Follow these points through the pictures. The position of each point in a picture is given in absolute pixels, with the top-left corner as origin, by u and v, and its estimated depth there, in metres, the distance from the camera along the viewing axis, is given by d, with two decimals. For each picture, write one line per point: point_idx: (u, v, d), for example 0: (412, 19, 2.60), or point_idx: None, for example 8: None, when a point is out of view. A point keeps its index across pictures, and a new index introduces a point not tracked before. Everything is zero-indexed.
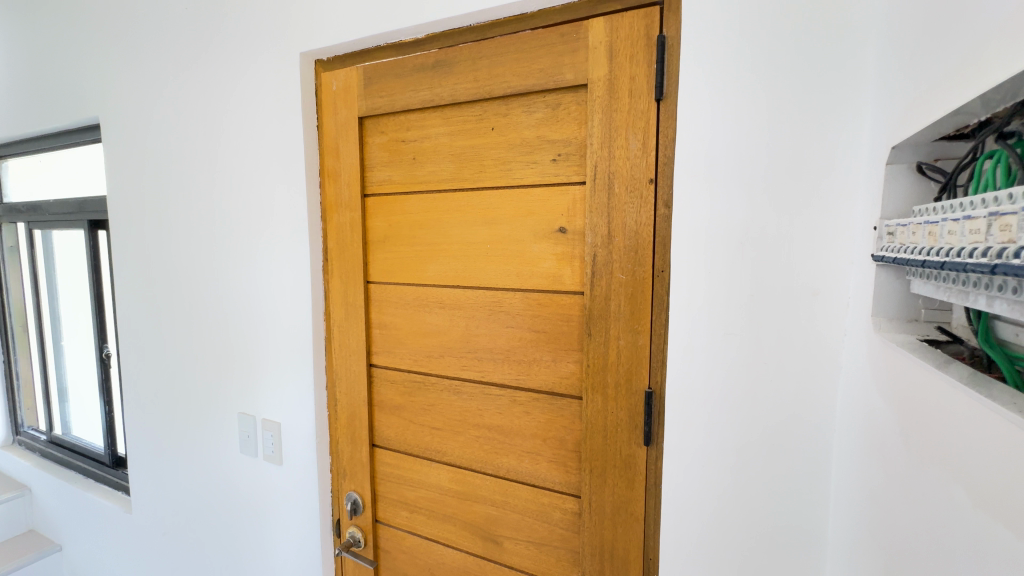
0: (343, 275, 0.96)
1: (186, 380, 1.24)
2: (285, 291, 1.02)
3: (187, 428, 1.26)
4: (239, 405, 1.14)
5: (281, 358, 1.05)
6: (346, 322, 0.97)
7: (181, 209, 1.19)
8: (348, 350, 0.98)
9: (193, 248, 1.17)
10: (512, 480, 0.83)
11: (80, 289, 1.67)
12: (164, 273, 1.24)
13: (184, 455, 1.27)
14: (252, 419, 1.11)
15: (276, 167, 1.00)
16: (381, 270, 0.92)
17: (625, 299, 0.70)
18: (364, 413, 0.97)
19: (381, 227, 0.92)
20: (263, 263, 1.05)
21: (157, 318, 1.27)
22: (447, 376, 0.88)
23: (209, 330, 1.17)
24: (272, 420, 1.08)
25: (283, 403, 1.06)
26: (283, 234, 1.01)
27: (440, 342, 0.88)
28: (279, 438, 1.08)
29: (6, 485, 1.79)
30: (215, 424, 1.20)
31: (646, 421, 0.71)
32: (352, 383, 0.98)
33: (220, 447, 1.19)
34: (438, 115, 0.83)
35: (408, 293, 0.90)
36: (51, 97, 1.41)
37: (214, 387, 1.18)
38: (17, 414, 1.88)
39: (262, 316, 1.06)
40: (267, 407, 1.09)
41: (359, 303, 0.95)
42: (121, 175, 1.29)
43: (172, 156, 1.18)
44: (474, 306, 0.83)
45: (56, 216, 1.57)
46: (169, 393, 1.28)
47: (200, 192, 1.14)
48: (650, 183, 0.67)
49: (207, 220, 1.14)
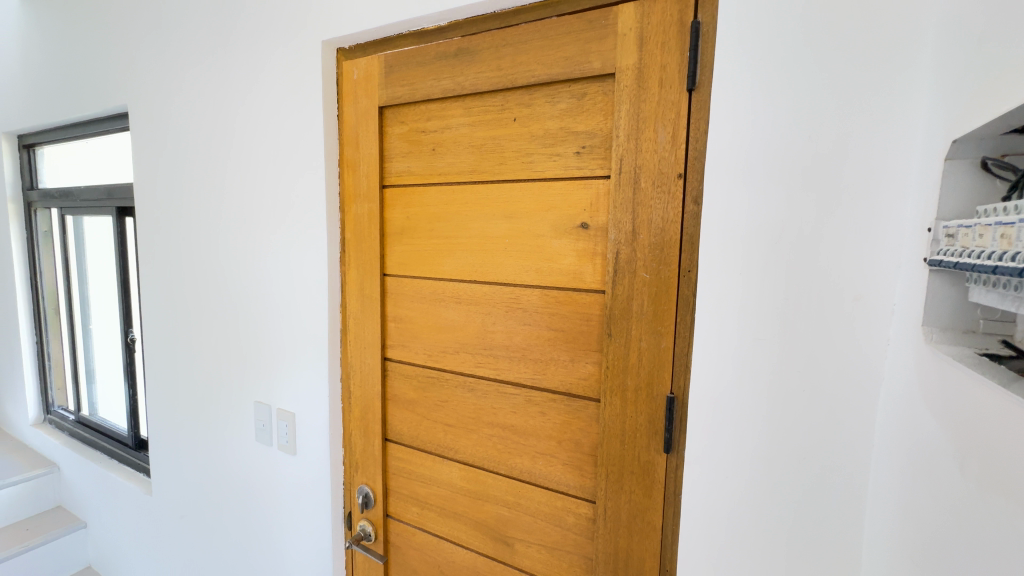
0: (361, 269, 0.95)
1: (203, 368, 1.25)
2: (302, 282, 1.02)
3: (205, 417, 1.27)
4: (255, 393, 1.14)
5: (298, 348, 1.05)
6: (361, 314, 0.96)
7: (203, 197, 1.20)
8: (363, 341, 0.97)
9: (214, 236, 1.18)
10: (526, 481, 0.81)
11: (107, 273, 1.71)
12: (185, 261, 1.25)
13: (201, 440, 1.29)
14: (267, 407, 1.12)
15: (295, 159, 0.99)
16: (397, 265, 0.91)
17: (649, 299, 0.67)
18: (378, 407, 0.96)
19: (398, 220, 0.90)
20: (281, 254, 1.05)
21: (178, 305, 1.29)
22: (461, 372, 0.86)
23: (227, 318, 1.18)
24: (287, 410, 1.08)
25: (298, 394, 1.06)
26: (301, 225, 1.00)
27: (454, 339, 0.86)
28: (293, 429, 1.08)
29: (36, 461, 1.84)
30: (231, 411, 1.21)
31: (667, 428, 0.67)
32: (366, 375, 0.97)
33: (235, 434, 1.21)
34: (458, 105, 0.81)
35: (424, 287, 0.89)
36: (83, 85, 1.44)
37: (231, 375, 1.19)
38: (47, 393, 1.94)
39: (280, 307, 1.06)
40: (283, 397, 1.09)
41: (375, 296, 0.94)
42: (146, 163, 1.31)
43: (196, 146, 1.19)
44: (490, 302, 0.82)
45: (86, 202, 1.61)
46: (187, 380, 1.30)
47: (221, 181, 1.15)
48: (679, 178, 0.64)
49: (229, 207, 1.14)
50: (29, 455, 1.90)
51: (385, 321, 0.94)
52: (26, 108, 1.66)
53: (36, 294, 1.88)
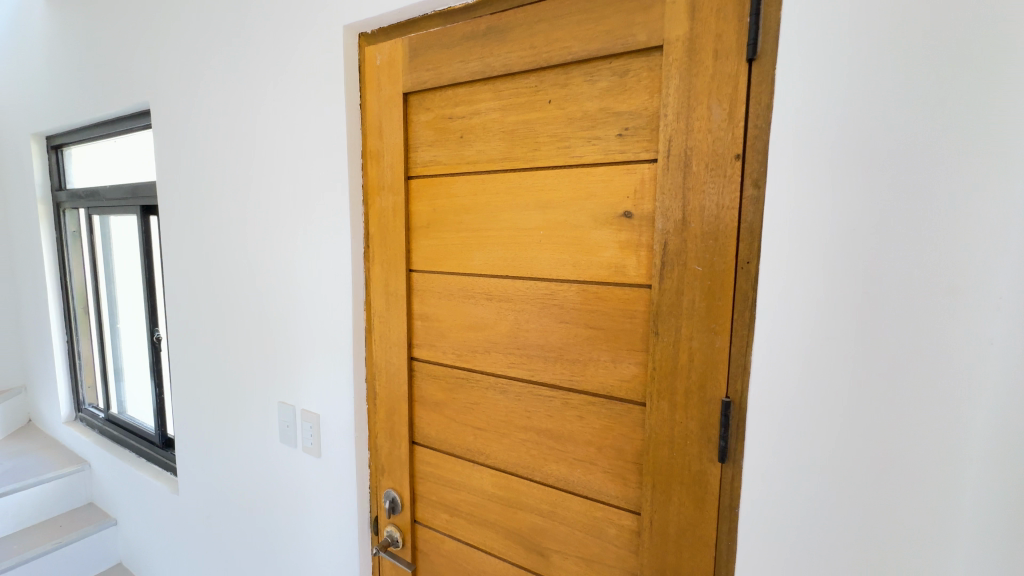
0: (386, 265, 0.91)
1: (227, 368, 1.24)
2: (325, 279, 0.98)
3: (230, 417, 1.25)
4: (279, 394, 1.12)
5: (322, 347, 1.01)
6: (386, 313, 0.92)
7: (225, 194, 1.17)
8: (389, 340, 0.93)
9: (236, 233, 1.16)
10: (563, 490, 0.76)
11: (133, 272, 1.72)
12: (208, 259, 1.24)
13: (226, 441, 1.27)
14: (292, 408, 1.09)
15: (318, 151, 0.96)
16: (424, 261, 0.87)
17: (701, 294, 0.61)
18: (404, 408, 0.92)
19: (424, 212, 0.86)
20: (304, 249, 1.02)
21: (202, 303, 1.27)
22: (492, 373, 0.81)
23: (250, 317, 1.15)
24: (311, 411, 1.05)
25: (322, 395, 1.03)
26: (324, 220, 0.97)
27: (484, 338, 0.81)
28: (317, 430, 1.05)
29: (68, 459, 1.87)
30: (255, 411, 1.19)
31: (723, 435, 0.61)
32: (392, 375, 0.93)
33: (259, 434, 1.18)
34: (488, 88, 0.76)
35: (452, 283, 0.84)
36: (107, 84, 1.44)
37: (254, 374, 1.17)
38: (78, 392, 1.96)
39: (304, 305, 1.03)
40: (307, 397, 1.06)
41: (400, 292, 0.90)
42: (169, 160, 1.29)
43: (217, 141, 1.17)
44: (523, 299, 0.76)
45: (112, 201, 1.61)
46: (211, 379, 1.28)
47: (243, 176, 1.12)
48: (736, 159, 0.58)
49: (251, 204, 1.11)
50: (62, 452, 1.93)
51: (411, 319, 0.90)
52: (54, 109, 1.67)
53: (67, 294, 1.90)
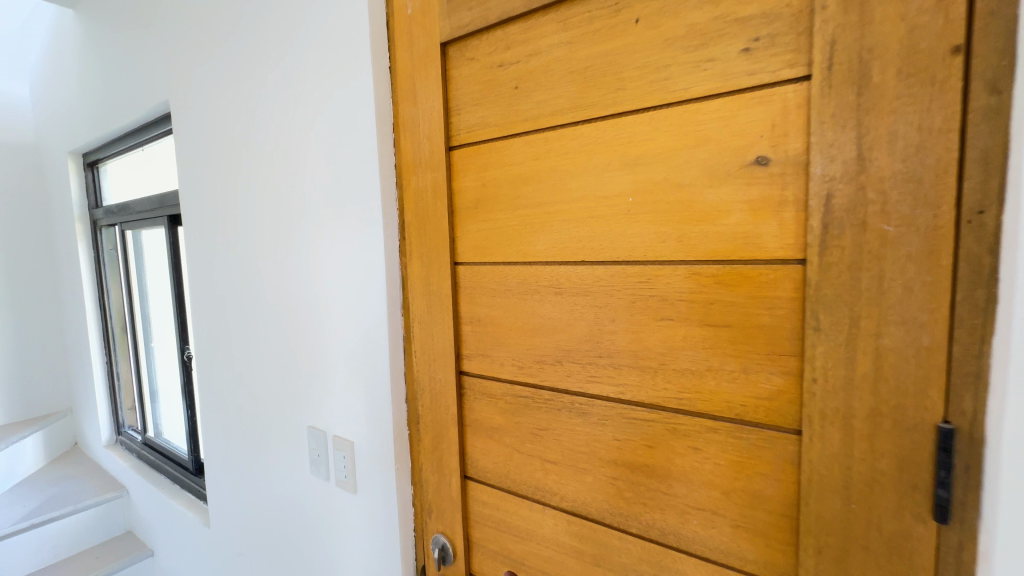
0: (426, 260, 0.75)
1: (253, 387, 1.11)
2: (356, 281, 0.83)
3: (258, 444, 1.12)
4: (309, 417, 0.97)
5: (355, 362, 0.85)
6: (427, 318, 0.76)
7: (246, 192, 1.05)
8: (432, 350, 0.76)
9: (259, 235, 1.03)
10: (671, 548, 0.56)
11: (165, 289, 1.64)
12: (232, 266, 1.12)
13: (255, 470, 1.14)
14: (323, 434, 0.94)
15: (343, 130, 0.81)
16: (470, 251, 0.70)
17: (895, 266, 0.40)
18: (454, 435, 0.75)
19: (471, 189, 0.69)
20: (331, 247, 0.87)
21: (227, 317, 1.15)
22: (565, 390, 0.63)
23: (276, 329, 1.02)
24: (344, 438, 0.89)
25: (356, 419, 0.87)
26: (352, 211, 0.82)
27: (552, 344, 0.63)
28: (352, 461, 0.88)
29: (107, 484, 1.81)
30: (283, 437, 1.04)
31: (941, 481, 0.40)
32: (437, 394, 0.76)
33: (288, 464, 1.04)
34: (549, 19, 0.58)
35: (509, 276, 0.66)
36: (133, 89, 1.37)
37: (281, 394, 1.03)
38: (118, 414, 1.91)
39: (332, 312, 0.88)
40: (339, 421, 0.90)
41: (444, 292, 0.73)
42: (192, 163, 1.19)
43: (237, 135, 1.06)
44: (604, 292, 0.58)
45: (142, 213, 1.54)
46: (238, 401, 1.16)
47: (265, 170, 1.00)
48: (953, 53, 0.37)
49: (273, 201, 0.99)
50: (103, 477, 1.87)
51: (458, 323, 0.73)
52: (87, 124, 1.64)
53: (105, 313, 1.86)
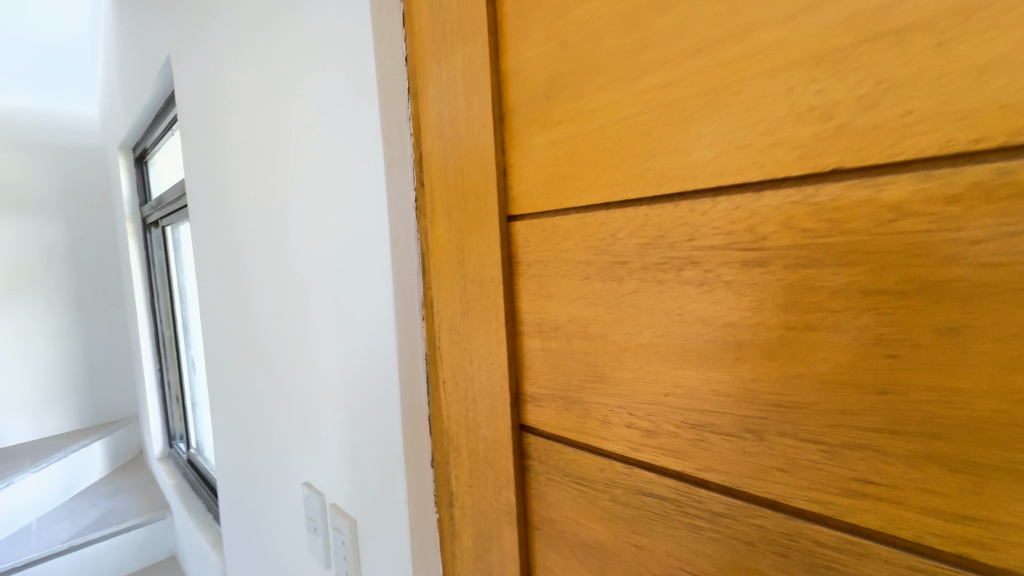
0: (458, 219, 0.41)
1: (253, 417, 0.84)
2: (351, 266, 0.52)
3: (259, 492, 0.85)
4: (307, 470, 0.68)
5: (356, 397, 0.54)
6: (461, 327, 0.42)
7: (238, 157, 0.79)
8: (471, 385, 0.42)
9: (251, 213, 0.77)
10: None
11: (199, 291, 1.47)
12: (229, 258, 0.87)
13: (257, 524, 0.88)
14: (321, 497, 0.64)
15: (328, 21, 0.50)
16: (539, 194, 0.35)
17: None
18: (509, 542, 0.40)
19: (538, 61, 0.34)
20: (323, 218, 0.57)
21: (230, 323, 0.90)
22: (770, 502, 0.26)
23: (271, 340, 0.74)
24: (346, 513, 0.59)
25: (359, 484, 0.56)
26: (345, 153, 0.51)
27: (735, 386, 0.26)
28: (355, 550, 0.57)
29: (155, 501, 1.70)
30: (281, 489, 0.76)
31: None
32: (479, 461, 0.42)
33: (287, 528, 0.75)
34: None
35: (623, 232, 0.31)
36: (150, 60, 1.20)
37: (280, 431, 0.75)
38: (169, 425, 1.80)
39: (326, 318, 0.58)
40: (339, 484, 0.60)
41: (490, 276, 0.39)
42: (195, 132, 0.97)
43: (225, 83, 0.80)
44: (915, 251, 0.20)
45: (175, 203, 1.38)
46: (240, 432, 0.91)
47: (253, 122, 0.73)
48: None
49: (262, 163, 0.71)
50: (154, 492, 1.77)
51: (517, 335, 0.38)
52: (127, 114, 1.53)
53: (156, 318, 1.76)
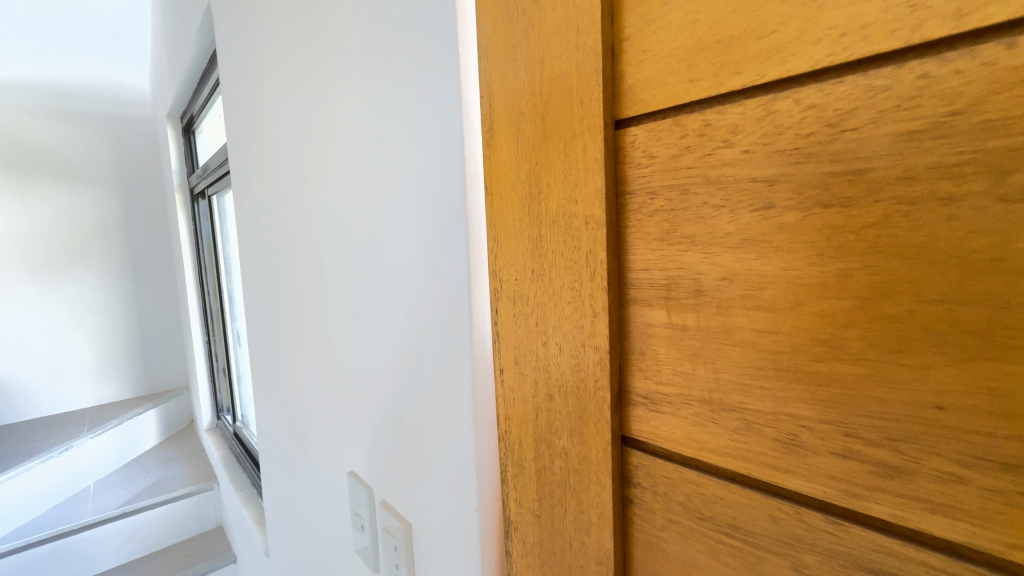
0: (534, 133, 0.28)
1: (295, 396, 0.78)
2: (412, 222, 0.42)
3: (301, 478, 0.79)
4: (353, 458, 0.60)
5: (417, 378, 0.45)
6: (534, 295, 0.29)
7: (278, 109, 0.71)
8: (546, 378, 0.29)
9: (292, 172, 0.69)
10: None
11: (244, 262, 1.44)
12: (269, 224, 0.80)
13: (299, 510, 0.81)
14: (368, 490, 0.56)
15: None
16: (672, 75, 0.23)
17: None
18: None
19: None
20: (377, 165, 0.48)
21: (270, 292, 0.83)
22: None
23: (314, 310, 0.66)
24: (397, 514, 0.50)
25: (414, 481, 0.47)
26: (405, 80, 0.41)
27: None
28: (408, 559, 0.48)
29: (202, 471, 1.73)
30: (324, 476, 0.69)
31: None
32: (550, 481, 0.30)
33: (330, 520, 0.68)
34: None
35: (856, 117, 0.17)
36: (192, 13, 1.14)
37: (321, 411, 0.68)
38: (216, 397, 1.81)
39: (378, 284, 0.49)
40: (392, 478, 0.51)
41: (587, 216, 0.26)
42: (233, 80, 0.88)
43: (263, 22, 0.71)
44: None
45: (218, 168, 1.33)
46: (282, 411, 0.85)
47: (293, 63, 0.63)
48: None
49: (304, 112, 0.62)
50: (201, 463, 1.80)
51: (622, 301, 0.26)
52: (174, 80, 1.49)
53: (204, 291, 1.75)
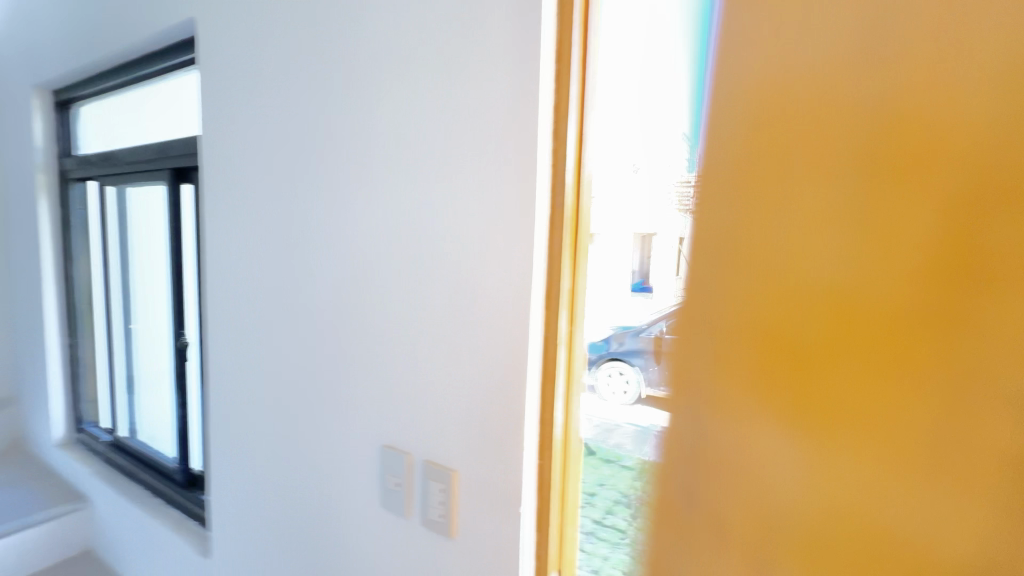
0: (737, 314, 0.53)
1: (296, 394, 0.93)
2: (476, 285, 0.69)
3: (298, 464, 0.94)
4: (382, 435, 0.81)
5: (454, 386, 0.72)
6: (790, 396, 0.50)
7: (309, 156, 0.86)
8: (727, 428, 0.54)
9: (324, 211, 0.85)
10: None
11: (155, 261, 1.43)
12: (279, 248, 0.93)
13: (287, 492, 0.96)
14: (405, 457, 0.78)
15: (477, 97, 0.66)
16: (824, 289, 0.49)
17: None
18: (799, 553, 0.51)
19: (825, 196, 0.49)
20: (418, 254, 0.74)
21: (260, 310, 0.98)
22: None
23: (331, 334, 0.86)
24: (440, 465, 0.75)
25: (447, 449, 0.74)
26: (479, 200, 0.67)
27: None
28: (452, 494, 0.74)
29: (63, 492, 1.53)
30: (332, 457, 0.89)
31: None
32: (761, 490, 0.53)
33: (348, 489, 0.87)
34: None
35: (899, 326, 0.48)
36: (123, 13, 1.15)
37: (331, 408, 0.88)
38: (80, 406, 1.64)
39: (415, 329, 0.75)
40: (435, 443, 0.75)
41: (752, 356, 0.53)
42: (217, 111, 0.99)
43: (284, 99, 0.88)
44: None
45: (131, 164, 1.30)
46: (273, 407, 0.97)
47: (344, 129, 0.81)
48: None
49: (352, 170, 0.81)
50: (58, 484, 1.58)
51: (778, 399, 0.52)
52: (57, 57, 1.37)
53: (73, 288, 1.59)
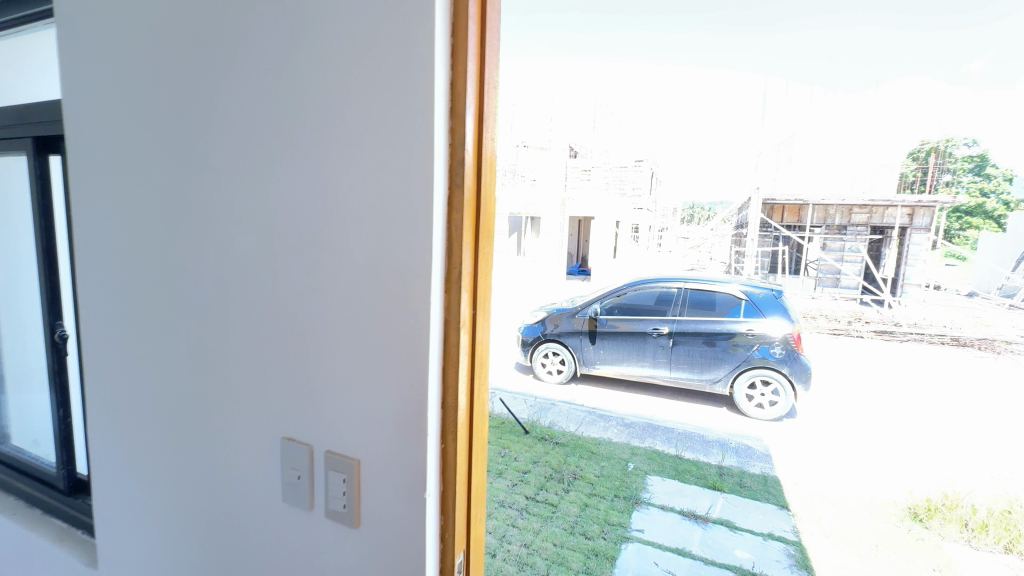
0: None
1: (186, 389, 0.86)
2: (373, 266, 0.66)
3: (193, 463, 0.87)
4: (281, 427, 0.77)
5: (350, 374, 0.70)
6: None
7: (188, 128, 0.79)
8: None
9: (209, 189, 0.78)
10: None
11: (23, 246, 1.29)
12: (160, 228, 0.84)
13: (182, 494, 0.89)
14: (305, 449, 0.75)
15: (360, 74, 0.62)
16: None
17: None
18: None
19: None
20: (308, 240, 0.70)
21: (139, 299, 0.89)
22: None
23: (222, 324, 0.80)
24: (341, 456, 0.72)
25: (348, 438, 0.72)
26: (372, 176, 0.64)
27: None
28: (354, 484, 0.72)
29: None
30: (228, 454, 0.83)
31: None
32: None
33: (249, 486, 0.82)
34: None
35: None
36: None
37: (225, 402, 0.82)
38: None
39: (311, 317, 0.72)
40: (335, 433, 0.73)
41: None
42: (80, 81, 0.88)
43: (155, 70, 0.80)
44: None
45: None
46: (162, 403, 0.89)
47: (224, 98, 0.74)
48: None
49: (236, 143, 0.74)
50: None
51: None
52: None
53: None
